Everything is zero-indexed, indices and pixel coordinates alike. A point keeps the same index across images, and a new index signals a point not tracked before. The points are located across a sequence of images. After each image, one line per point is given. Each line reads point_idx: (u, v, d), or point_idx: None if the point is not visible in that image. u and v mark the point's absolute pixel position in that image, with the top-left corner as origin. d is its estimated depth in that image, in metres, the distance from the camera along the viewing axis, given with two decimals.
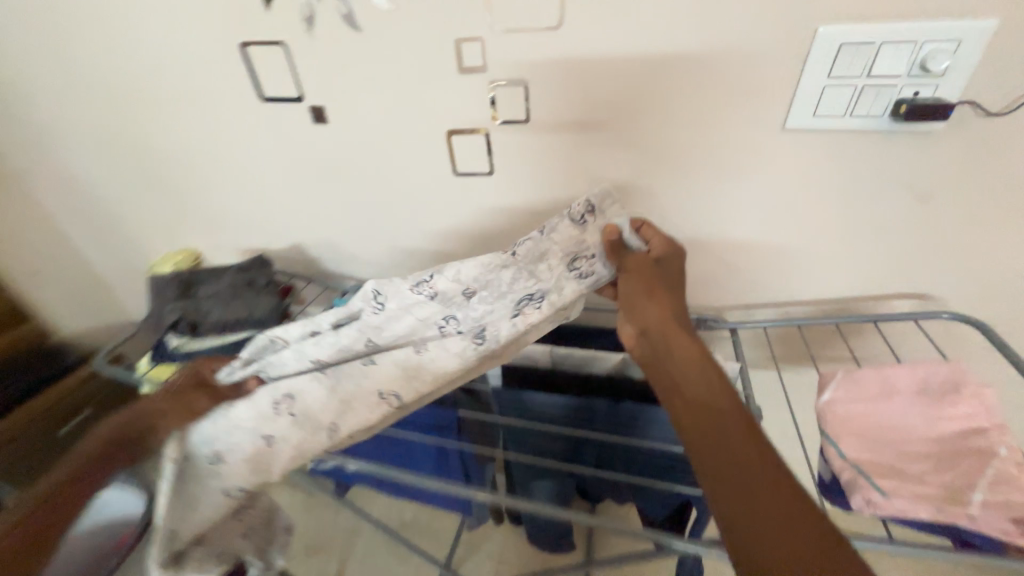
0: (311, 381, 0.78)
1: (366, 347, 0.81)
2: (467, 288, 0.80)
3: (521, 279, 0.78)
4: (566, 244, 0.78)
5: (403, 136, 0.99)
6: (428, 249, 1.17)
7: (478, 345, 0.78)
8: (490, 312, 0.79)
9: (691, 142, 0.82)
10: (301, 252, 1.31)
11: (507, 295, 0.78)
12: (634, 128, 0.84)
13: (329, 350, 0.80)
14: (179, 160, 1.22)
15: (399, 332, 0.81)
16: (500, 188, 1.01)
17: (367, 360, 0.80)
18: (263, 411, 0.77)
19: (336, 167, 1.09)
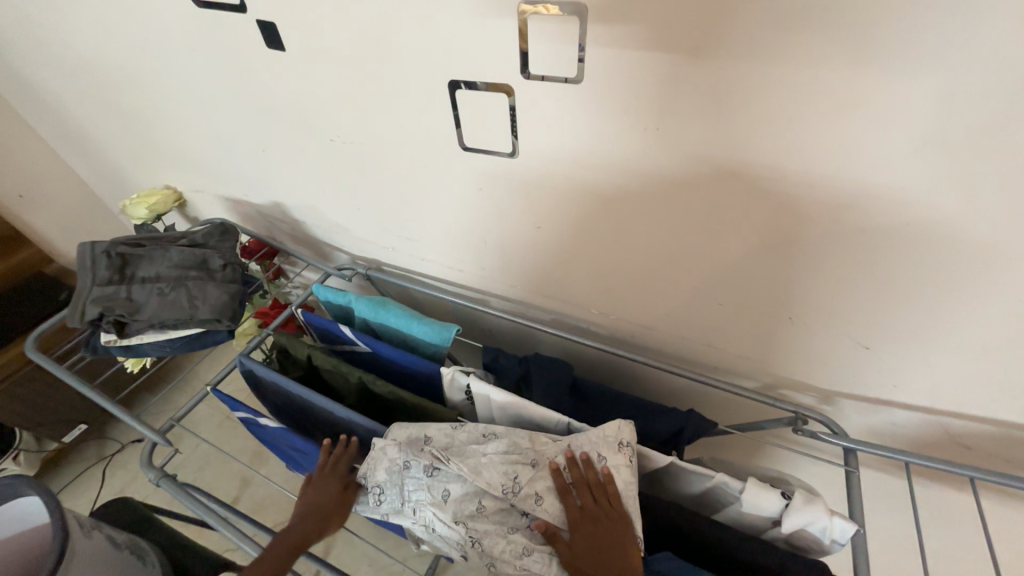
0: (408, 489, 0.60)
1: (461, 479, 0.59)
2: (540, 474, 0.58)
3: (507, 469, 0.58)
4: (543, 453, 0.60)
5: (391, 82, 0.65)
6: (428, 238, 0.88)
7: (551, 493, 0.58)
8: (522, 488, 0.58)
9: (875, 152, 0.46)
10: (284, 212, 1.06)
11: (524, 477, 0.58)
12: (771, 117, 0.47)
13: (429, 466, 0.60)
14: (132, 83, 0.94)
15: (515, 479, 0.58)
16: (528, 180, 0.67)
17: (451, 503, 0.59)
18: (390, 466, 0.60)
19: (309, 117, 0.79)
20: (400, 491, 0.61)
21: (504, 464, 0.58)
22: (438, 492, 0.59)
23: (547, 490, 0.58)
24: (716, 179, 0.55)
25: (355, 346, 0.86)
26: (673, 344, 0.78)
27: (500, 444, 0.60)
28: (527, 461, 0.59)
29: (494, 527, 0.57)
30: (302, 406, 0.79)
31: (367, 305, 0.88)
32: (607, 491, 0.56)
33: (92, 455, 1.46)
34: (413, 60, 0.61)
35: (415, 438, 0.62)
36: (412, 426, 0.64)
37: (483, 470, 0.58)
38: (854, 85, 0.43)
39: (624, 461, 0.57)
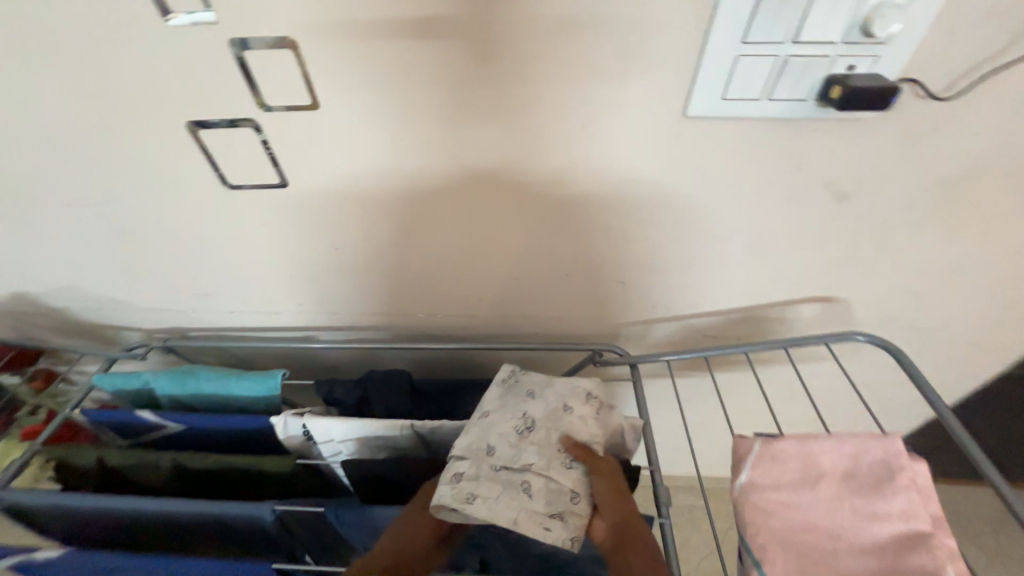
0: (501, 450, 0.61)
1: (526, 427, 0.63)
2: (538, 402, 0.67)
3: (529, 401, 0.67)
4: (529, 385, 0.69)
5: (117, 132, 0.60)
6: (226, 288, 0.82)
7: (540, 416, 0.65)
8: (540, 412, 0.65)
9: (564, 131, 0.59)
10: (33, 303, 0.87)
11: (530, 405, 0.66)
12: (484, 118, 0.58)
13: (517, 423, 0.64)
14: None
15: (536, 411, 0.65)
16: (308, 207, 0.68)
17: (506, 467, 0.60)
18: (495, 424, 0.64)
19: (23, 185, 0.67)
20: (486, 461, 0.60)
21: (526, 398, 0.67)
22: (483, 439, 0.62)
23: (539, 413, 0.65)
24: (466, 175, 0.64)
25: (163, 429, 0.75)
26: (495, 325, 0.87)
27: (525, 384, 0.69)
28: (527, 391, 0.68)
29: (503, 461, 0.60)
30: (104, 521, 0.67)
31: (171, 379, 0.79)
32: (529, 409, 0.65)
33: None
34: (136, 109, 0.58)
35: (512, 394, 0.68)
36: (510, 387, 0.69)
37: (538, 409, 0.65)
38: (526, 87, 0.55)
39: (518, 373, 0.71)
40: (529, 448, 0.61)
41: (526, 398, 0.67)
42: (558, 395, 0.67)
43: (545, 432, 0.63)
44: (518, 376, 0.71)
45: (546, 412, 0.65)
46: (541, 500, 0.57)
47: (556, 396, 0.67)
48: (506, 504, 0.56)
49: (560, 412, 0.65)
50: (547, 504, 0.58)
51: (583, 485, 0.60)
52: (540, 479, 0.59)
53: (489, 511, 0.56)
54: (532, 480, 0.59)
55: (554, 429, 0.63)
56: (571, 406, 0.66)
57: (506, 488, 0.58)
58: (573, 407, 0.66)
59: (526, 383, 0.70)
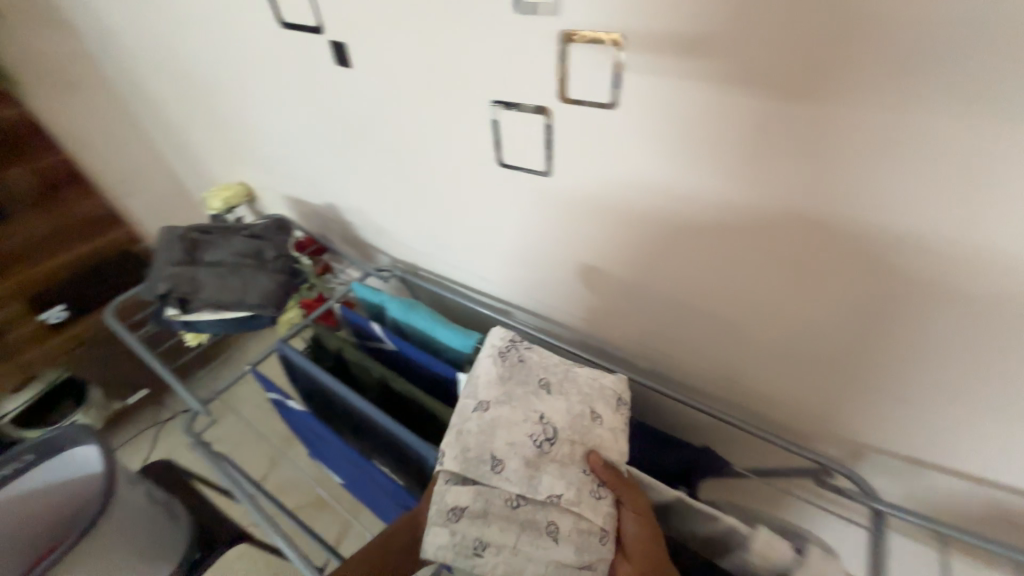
0: (513, 470, 0.58)
1: (546, 437, 0.60)
2: (558, 402, 0.63)
3: (518, 389, 0.64)
4: (547, 379, 0.65)
5: (440, 101, 0.71)
6: (461, 247, 0.92)
7: (557, 428, 0.61)
8: (552, 414, 0.62)
9: (898, 195, 0.44)
10: (336, 213, 1.15)
11: (535, 402, 0.63)
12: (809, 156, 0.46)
13: (536, 426, 0.61)
14: (224, 91, 1.08)
15: (553, 415, 0.62)
16: (559, 200, 0.70)
17: (519, 496, 0.58)
18: (508, 422, 0.61)
19: (366, 129, 0.86)
20: (489, 483, 0.58)
21: (541, 393, 0.64)
22: (484, 450, 0.59)
23: (558, 420, 0.61)
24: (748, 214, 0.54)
25: (382, 343, 0.91)
26: (693, 376, 0.77)
27: (541, 375, 0.65)
28: (539, 385, 0.64)
29: (520, 492, 0.57)
30: (327, 396, 0.85)
31: (399, 305, 0.94)
32: (536, 417, 0.61)
33: (147, 419, 1.64)
34: (460, 84, 0.66)
35: (507, 386, 0.64)
36: (506, 369, 0.65)
37: (555, 416, 0.62)
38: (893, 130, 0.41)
39: (523, 351, 0.68)
40: (551, 474, 0.58)
41: (516, 384, 0.64)
42: (580, 399, 0.64)
43: (570, 445, 0.60)
44: (525, 357, 0.67)
45: (569, 421, 0.61)
46: (568, 549, 0.55)
47: (569, 401, 0.63)
48: (536, 548, 0.56)
49: (589, 422, 0.62)
50: (577, 550, 0.56)
51: (611, 521, 0.57)
52: (562, 514, 0.57)
53: (510, 562, 0.56)
54: (556, 521, 0.57)
55: (586, 434, 0.61)
56: (601, 418, 0.63)
57: (518, 530, 0.57)
58: (597, 410, 0.63)
59: (526, 366, 0.66)
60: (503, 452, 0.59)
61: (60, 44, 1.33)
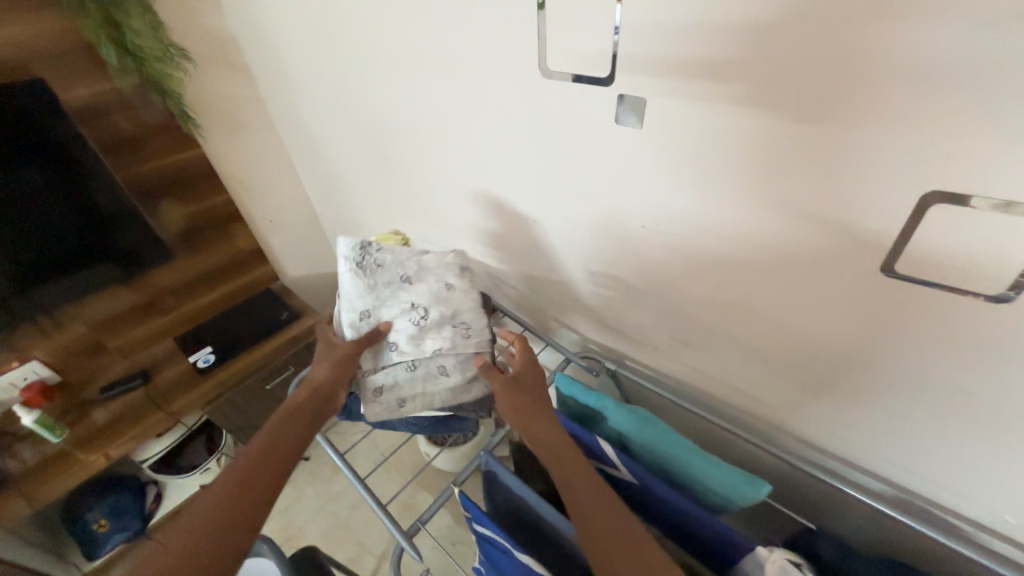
0: (409, 341, 0.70)
1: (417, 321, 0.70)
2: (426, 290, 0.71)
3: (389, 285, 0.72)
4: (396, 273, 0.73)
5: (796, 180, 0.50)
6: (721, 348, 0.72)
7: (447, 318, 0.70)
8: (411, 304, 0.71)
9: None
10: (521, 280, 1.00)
11: (415, 296, 0.71)
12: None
13: (404, 313, 0.71)
14: (417, 141, 0.96)
15: (438, 301, 0.71)
16: (989, 335, 0.46)
17: (414, 361, 0.70)
18: (355, 314, 0.73)
19: (627, 200, 0.68)
20: (410, 358, 0.70)
21: (421, 283, 0.72)
22: (375, 347, 0.72)
23: (422, 300, 0.71)
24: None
25: (614, 472, 0.69)
26: None
27: (397, 271, 0.73)
28: (401, 276, 0.73)
29: (413, 358, 0.70)
30: (556, 546, 0.65)
31: (633, 417, 0.73)
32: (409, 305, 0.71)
33: None
34: (855, 166, 0.45)
35: (370, 284, 0.72)
36: (357, 267, 0.72)
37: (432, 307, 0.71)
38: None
39: (371, 257, 0.73)
40: (449, 355, 0.70)
41: (388, 279, 0.72)
42: (448, 291, 0.71)
43: (455, 323, 0.71)
44: (369, 253, 0.73)
45: (449, 302, 0.71)
46: (471, 393, 0.70)
47: (452, 291, 0.72)
48: (435, 385, 0.70)
49: (448, 294, 0.71)
50: (467, 392, 0.70)
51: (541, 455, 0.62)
52: (426, 372, 0.70)
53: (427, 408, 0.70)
54: (449, 373, 0.70)
55: (472, 326, 0.71)
56: (453, 285, 0.72)
57: (403, 377, 0.71)
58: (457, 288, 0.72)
59: (381, 264, 0.73)
60: (394, 345, 0.71)
61: (238, 87, 1.31)
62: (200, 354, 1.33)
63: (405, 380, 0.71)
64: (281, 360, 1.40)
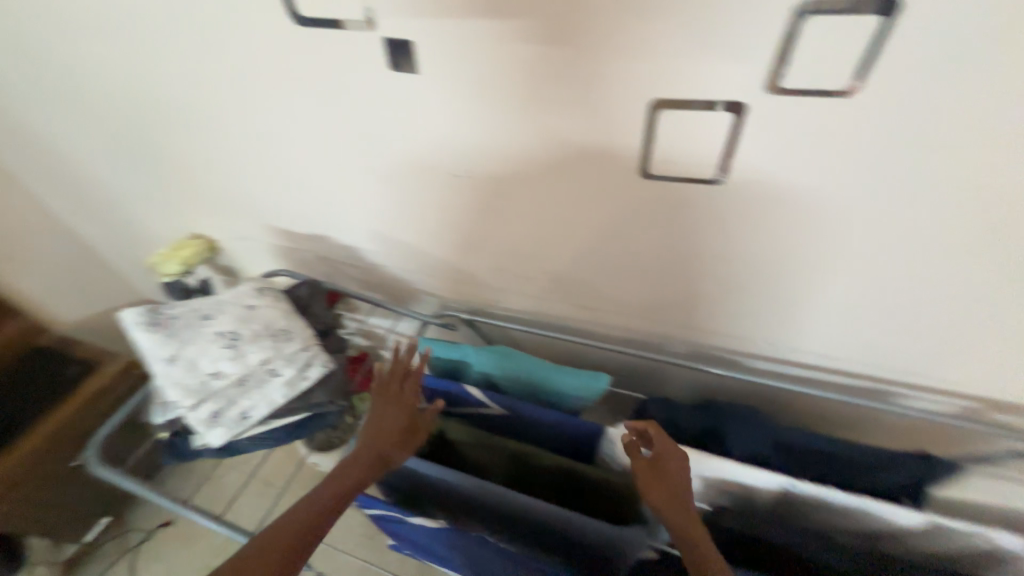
0: (227, 343, 0.61)
1: (227, 320, 0.63)
2: (226, 299, 0.66)
3: (184, 313, 0.63)
4: (187, 304, 0.65)
5: (564, 102, 0.54)
6: (552, 273, 0.78)
7: (260, 307, 0.66)
8: (217, 314, 0.64)
9: None
10: (358, 255, 0.93)
11: (217, 306, 0.65)
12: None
13: (208, 318, 0.63)
14: (184, 122, 0.80)
15: (242, 300, 0.66)
16: (722, 204, 0.58)
17: (239, 355, 0.61)
18: (150, 349, 0.59)
19: (435, 149, 0.67)
20: (232, 355, 0.61)
21: (221, 299, 0.66)
22: (189, 367, 0.59)
23: (229, 305, 0.65)
24: (1002, 198, 0.47)
25: (484, 410, 0.74)
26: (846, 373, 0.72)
27: (186, 304, 0.64)
28: (193, 304, 0.65)
29: (234, 353, 0.61)
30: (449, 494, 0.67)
31: (488, 354, 0.77)
32: (211, 316, 0.63)
33: (112, 550, 1.28)
34: (602, 82, 0.51)
35: (155, 319, 0.61)
36: (136, 316, 0.60)
37: (240, 305, 0.65)
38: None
39: (147, 310, 0.61)
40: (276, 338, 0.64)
41: (176, 310, 0.63)
42: (250, 291, 0.68)
43: (270, 308, 0.67)
44: (146, 305, 0.63)
45: (255, 297, 0.67)
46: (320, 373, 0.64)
47: (257, 290, 0.68)
48: (275, 371, 0.62)
49: (253, 292, 0.68)
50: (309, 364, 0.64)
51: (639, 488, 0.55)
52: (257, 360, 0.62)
53: (274, 400, 0.60)
54: (281, 354, 0.63)
55: (292, 330, 0.66)
56: (256, 286, 0.69)
57: (233, 381, 0.60)
58: (264, 286, 0.70)
59: (167, 307, 0.63)
60: (217, 377, 0.60)
61: None
62: None
63: (237, 382, 0.60)
64: (86, 423, 1.14)
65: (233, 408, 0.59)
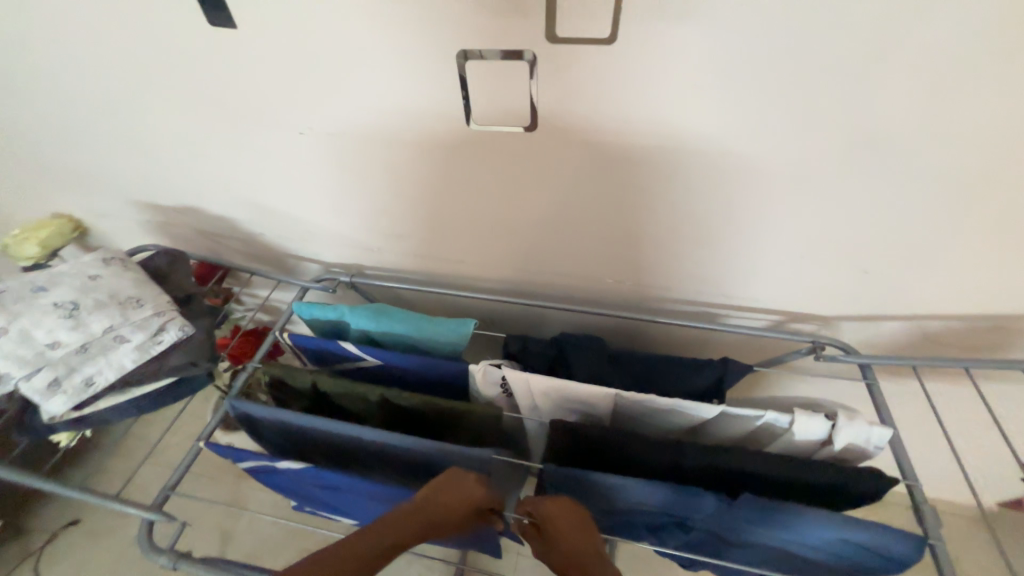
0: (63, 312, 0.61)
1: (65, 290, 0.62)
2: (68, 271, 0.65)
3: (19, 286, 0.62)
4: (24, 278, 0.64)
5: (382, 54, 0.58)
6: (421, 230, 0.82)
7: (105, 276, 0.65)
8: (55, 285, 0.63)
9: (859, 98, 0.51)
10: (234, 226, 0.92)
11: (56, 278, 0.64)
12: (819, 66, 0.49)
13: (44, 290, 0.62)
14: (13, 87, 0.74)
15: (86, 271, 0.65)
16: (545, 150, 0.63)
17: (75, 323, 0.60)
18: None
19: (285, 109, 0.67)
20: (68, 324, 0.60)
21: (62, 271, 0.65)
22: (21, 338, 0.59)
23: (69, 276, 0.64)
24: (756, 133, 0.56)
25: (362, 362, 0.78)
26: (685, 302, 0.82)
27: (23, 278, 0.63)
28: (31, 277, 0.64)
29: (69, 321, 0.60)
30: (324, 441, 0.70)
31: (363, 313, 0.80)
32: (47, 287, 0.62)
33: (13, 555, 1.22)
34: (409, 36, 0.55)
35: None
36: None
37: (81, 275, 0.64)
38: (895, 28, 0.45)
39: None
40: (119, 304, 0.63)
41: (12, 284, 0.62)
42: (95, 261, 0.67)
43: (115, 277, 0.66)
44: None
45: (100, 267, 0.66)
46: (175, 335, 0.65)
47: (104, 260, 0.67)
48: (117, 338, 0.61)
49: (99, 261, 0.67)
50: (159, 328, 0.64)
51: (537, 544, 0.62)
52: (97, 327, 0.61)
53: (115, 365, 0.60)
54: (124, 320, 0.62)
55: (141, 296, 0.65)
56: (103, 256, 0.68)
57: (70, 350, 0.59)
58: (110, 255, 0.68)
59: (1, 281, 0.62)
60: (54, 347, 0.59)
61: None
62: None
63: (73, 350, 0.59)
64: None
65: (69, 376, 0.58)
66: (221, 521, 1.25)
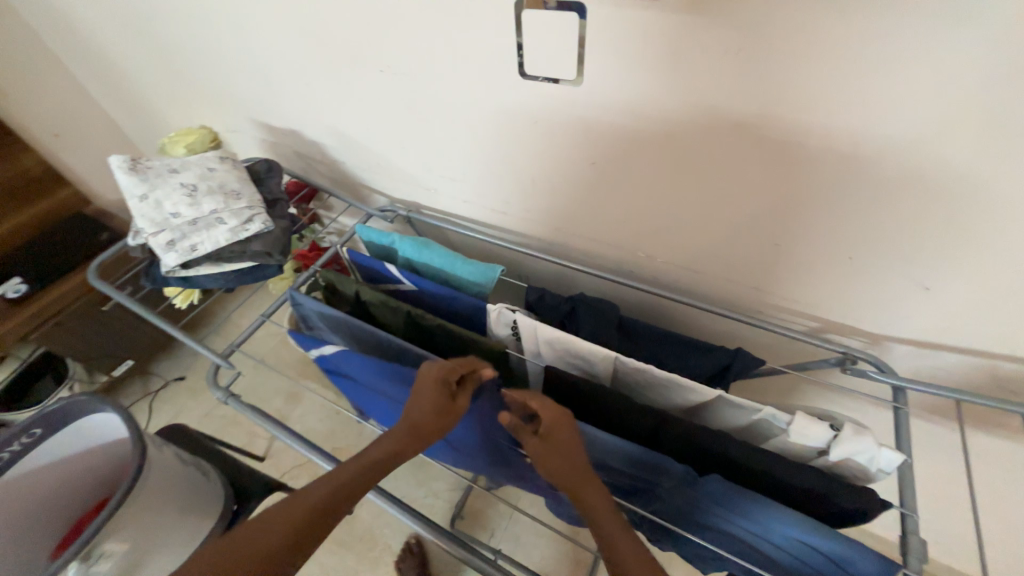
0: (186, 193, 0.77)
1: (190, 176, 0.79)
2: (194, 163, 0.82)
3: (159, 167, 0.80)
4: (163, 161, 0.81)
5: (452, 3, 0.62)
6: (474, 176, 0.88)
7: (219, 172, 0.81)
8: (183, 171, 0.79)
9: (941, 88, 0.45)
10: (324, 152, 1.06)
11: (186, 166, 0.81)
12: (899, 45, 0.43)
13: (176, 173, 0.79)
14: (173, 12, 0.91)
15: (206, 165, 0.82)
16: (591, 111, 0.65)
17: (193, 204, 0.77)
18: (129, 189, 0.76)
19: (369, 49, 0.75)
20: (188, 202, 0.77)
21: (189, 162, 0.81)
22: (155, 206, 0.76)
23: (195, 167, 0.81)
24: (816, 115, 0.52)
25: (400, 285, 0.88)
26: (717, 287, 0.80)
27: (164, 162, 0.81)
28: (168, 162, 0.81)
29: (188, 201, 0.77)
30: (356, 340, 0.82)
31: (409, 243, 0.90)
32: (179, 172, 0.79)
33: (139, 390, 1.57)
34: None
35: (137, 168, 0.78)
36: (123, 164, 0.78)
37: (203, 168, 0.81)
38: (995, 9, 0.39)
39: (131, 160, 0.78)
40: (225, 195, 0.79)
41: (155, 164, 0.80)
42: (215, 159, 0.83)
43: (225, 173, 0.81)
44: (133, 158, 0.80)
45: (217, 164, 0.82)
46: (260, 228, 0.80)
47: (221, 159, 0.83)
48: (219, 220, 0.77)
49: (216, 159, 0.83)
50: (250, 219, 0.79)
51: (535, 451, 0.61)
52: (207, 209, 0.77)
53: (214, 241, 0.76)
54: (226, 207, 0.78)
55: (241, 192, 0.80)
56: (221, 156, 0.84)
57: (187, 222, 0.76)
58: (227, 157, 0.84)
59: (148, 161, 0.80)
60: (175, 217, 0.76)
61: None
62: (9, 285, 1.23)
63: (189, 223, 0.76)
64: None
65: (183, 241, 0.75)
66: (282, 403, 1.50)
